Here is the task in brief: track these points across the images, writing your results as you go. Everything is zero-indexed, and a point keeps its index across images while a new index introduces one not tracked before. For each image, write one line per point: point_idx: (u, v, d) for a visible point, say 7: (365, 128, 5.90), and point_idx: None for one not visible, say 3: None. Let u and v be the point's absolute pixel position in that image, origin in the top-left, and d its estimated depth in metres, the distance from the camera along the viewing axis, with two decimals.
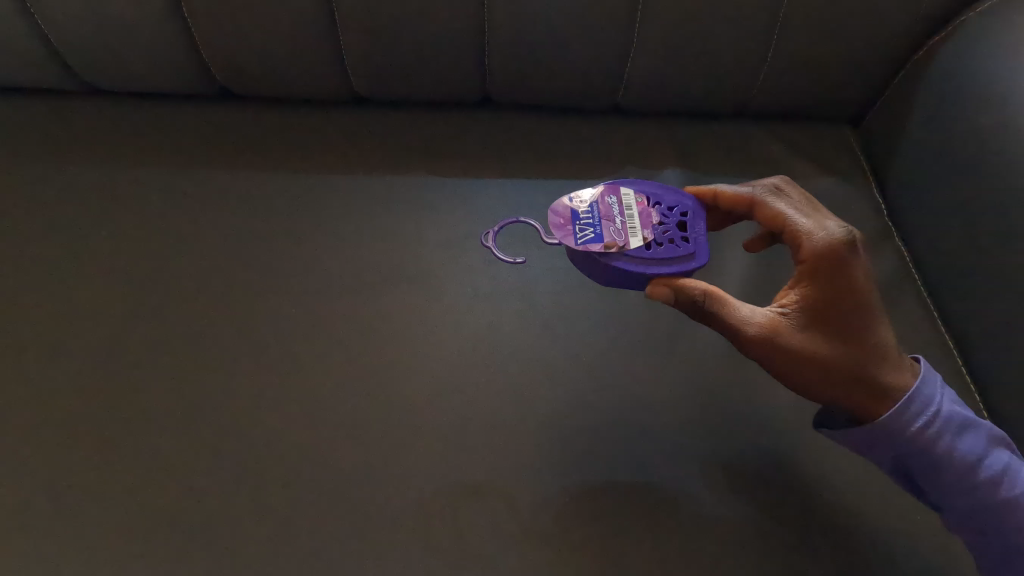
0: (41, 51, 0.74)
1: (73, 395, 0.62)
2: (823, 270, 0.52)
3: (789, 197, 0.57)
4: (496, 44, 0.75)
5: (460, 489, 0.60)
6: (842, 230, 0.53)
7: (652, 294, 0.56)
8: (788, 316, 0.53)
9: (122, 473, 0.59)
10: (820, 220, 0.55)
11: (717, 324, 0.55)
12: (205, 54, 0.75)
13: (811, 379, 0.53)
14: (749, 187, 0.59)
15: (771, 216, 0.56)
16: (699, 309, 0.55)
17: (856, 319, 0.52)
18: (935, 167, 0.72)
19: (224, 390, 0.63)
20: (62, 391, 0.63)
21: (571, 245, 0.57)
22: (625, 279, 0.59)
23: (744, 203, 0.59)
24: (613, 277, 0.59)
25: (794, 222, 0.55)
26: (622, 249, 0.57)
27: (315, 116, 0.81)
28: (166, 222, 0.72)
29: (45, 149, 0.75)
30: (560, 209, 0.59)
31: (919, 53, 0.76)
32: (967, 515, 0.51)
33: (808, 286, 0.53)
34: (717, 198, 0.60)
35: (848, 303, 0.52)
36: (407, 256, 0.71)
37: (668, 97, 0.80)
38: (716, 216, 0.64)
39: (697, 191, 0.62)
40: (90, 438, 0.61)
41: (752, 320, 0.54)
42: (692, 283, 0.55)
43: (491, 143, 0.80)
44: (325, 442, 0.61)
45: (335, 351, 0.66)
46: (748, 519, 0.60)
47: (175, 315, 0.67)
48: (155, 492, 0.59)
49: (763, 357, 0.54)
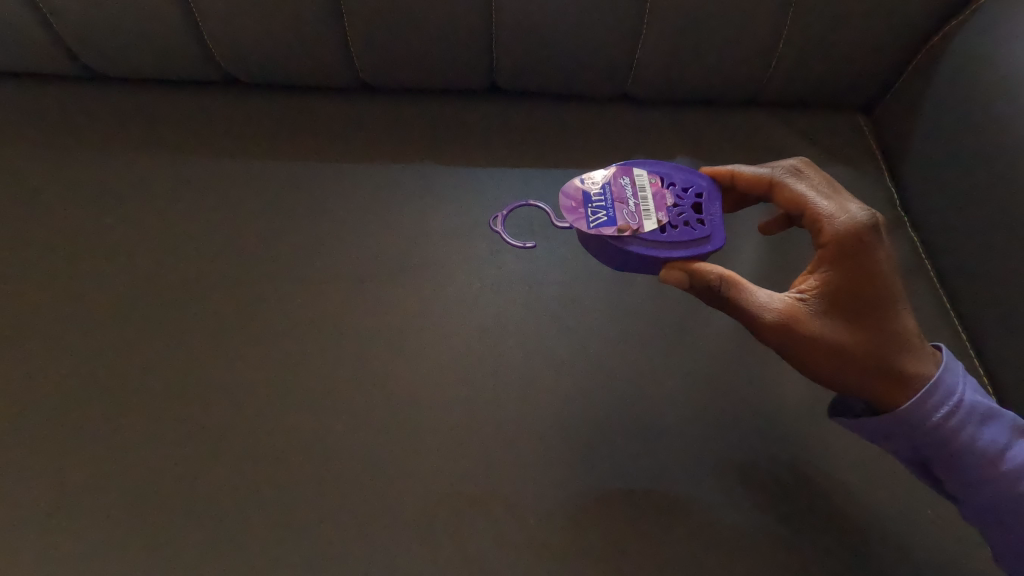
0: (43, 37, 0.73)
1: (71, 385, 0.61)
2: (843, 254, 0.50)
3: (809, 178, 0.56)
4: (503, 31, 0.73)
5: (463, 484, 0.59)
6: (864, 213, 0.51)
7: (667, 277, 0.56)
8: (806, 302, 0.52)
9: (121, 465, 0.58)
10: (842, 202, 0.53)
11: (733, 309, 0.54)
12: (208, 40, 0.74)
13: (829, 367, 0.51)
14: (767, 168, 0.57)
15: (790, 198, 0.55)
16: (715, 294, 0.54)
17: (878, 306, 0.50)
18: (952, 156, 0.70)
19: (224, 380, 0.62)
20: (61, 380, 0.62)
21: (581, 230, 0.56)
22: (640, 264, 0.58)
23: (762, 185, 0.57)
24: (628, 261, 0.58)
25: (814, 204, 0.53)
26: (635, 232, 0.56)
27: (319, 102, 0.80)
28: (167, 211, 0.71)
29: (46, 137, 0.74)
30: (570, 192, 0.58)
31: (936, 38, 0.74)
32: (989, 509, 0.50)
33: (827, 271, 0.51)
34: (735, 179, 0.59)
35: (868, 289, 0.50)
36: (412, 245, 0.70)
37: (678, 85, 0.79)
38: (732, 198, 0.62)
39: (712, 170, 0.60)
40: (89, 428, 0.60)
41: (769, 305, 0.52)
42: (709, 267, 0.54)
43: (498, 131, 0.79)
44: (326, 435, 0.60)
45: (337, 342, 0.65)
46: (758, 516, 0.58)
47: (175, 306, 0.66)
48: (153, 484, 0.58)
49: (780, 343, 0.52)
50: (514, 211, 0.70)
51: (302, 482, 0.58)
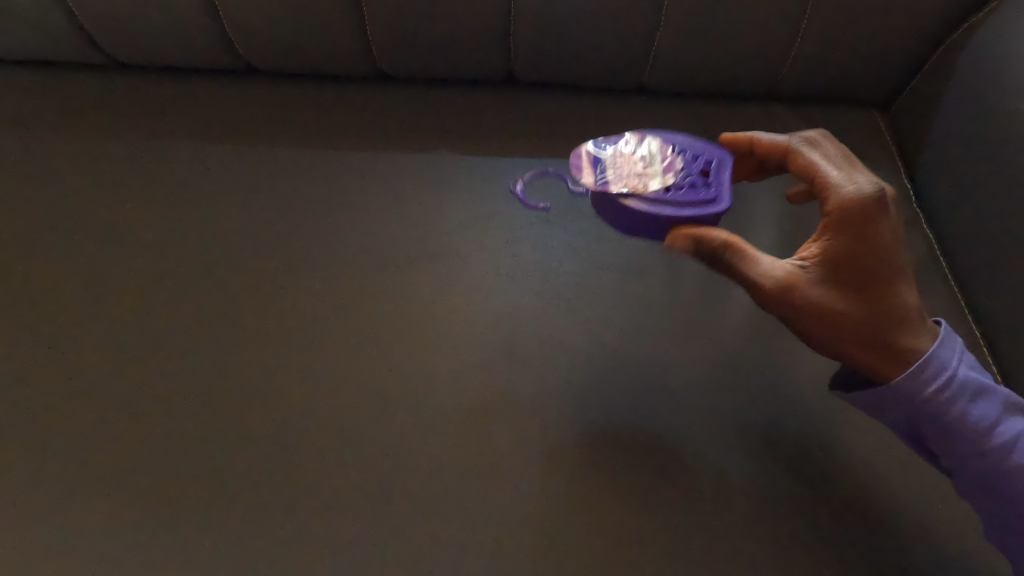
0: (70, 28, 0.75)
1: (95, 369, 0.63)
2: (846, 225, 0.51)
3: (823, 147, 0.56)
4: (522, 23, 0.74)
5: (474, 469, 0.59)
6: (872, 186, 0.51)
7: (672, 242, 0.56)
8: (807, 271, 0.53)
9: (141, 446, 0.60)
10: (852, 173, 0.53)
11: (734, 274, 0.54)
12: (231, 31, 0.75)
13: (829, 334, 0.52)
14: (785, 135, 0.58)
15: (802, 165, 0.55)
16: (718, 258, 0.55)
17: (879, 278, 0.51)
18: (967, 152, 0.70)
19: (239, 367, 0.63)
20: (83, 364, 0.63)
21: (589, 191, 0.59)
22: (650, 227, 0.59)
23: (778, 151, 0.58)
24: (635, 223, 0.60)
25: (824, 173, 0.53)
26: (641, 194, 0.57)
27: (338, 91, 0.80)
28: (187, 197, 0.72)
29: (70, 124, 0.75)
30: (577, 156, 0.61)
31: (957, 33, 0.73)
32: (976, 479, 0.52)
33: (829, 239, 0.52)
34: (753, 144, 0.59)
35: (869, 259, 0.51)
36: (430, 233, 0.70)
37: (695, 78, 0.79)
38: (751, 166, 0.63)
39: (733, 137, 0.61)
40: (110, 411, 0.61)
41: (771, 272, 0.53)
42: (714, 231, 0.55)
43: (514, 123, 0.79)
44: (338, 421, 0.61)
45: (353, 330, 0.65)
46: (764, 509, 0.59)
47: (194, 294, 0.67)
48: (171, 465, 0.59)
49: (780, 309, 0.53)
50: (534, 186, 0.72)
51: (316, 467, 0.59)
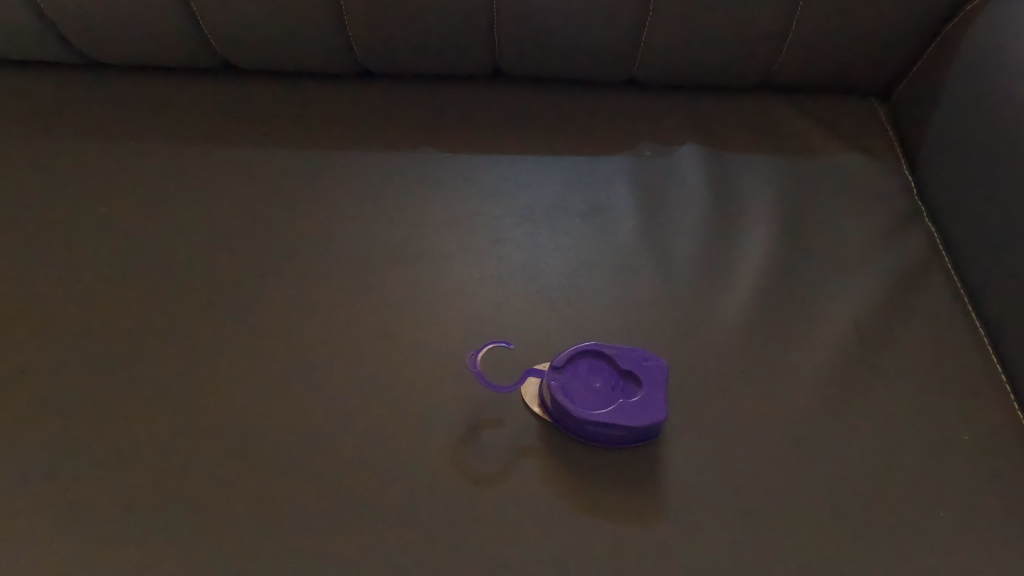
0: (38, 25, 0.73)
1: (53, 369, 0.60)
2: None
3: None
4: (503, 16, 0.72)
5: (448, 475, 0.56)
6: None
7: None
8: None
9: (97, 448, 0.56)
10: None
11: None
12: (206, 30, 0.73)
13: None
14: None
15: None
16: None
17: None
18: (967, 141, 0.67)
19: (205, 368, 0.60)
20: (41, 364, 0.60)
21: (537, 413, 0.59)
22: (586, 393, 0.58)
23: None
24: (574, 386, 0.58)
25: None
26: (568, 405, 0.56)
27: (319, 89, 0.78)
28: (158, 197, 0.70)
29: (39, 122, 0.74)
30: (523, 374, 0.60)
31: (955, 20, 0.71)
32: None
33: None
34: None
35: None
36: (410, 233, 0.68)
37: (684, 70, 0.77)
38: None
39: None
40: (65, 411, 0.58)
41: None
42: None
43: (499, 120, 0.77)
44: (307, 428, 0.58)
45: (326, 331, 0.62)
46: (756, 515, 0.55)
47: (161, 294, 0.64)
48: (127, 470, 0.56)
49: None
50: (520, 178, 0.72)
51: (283, 476, 0.56)
